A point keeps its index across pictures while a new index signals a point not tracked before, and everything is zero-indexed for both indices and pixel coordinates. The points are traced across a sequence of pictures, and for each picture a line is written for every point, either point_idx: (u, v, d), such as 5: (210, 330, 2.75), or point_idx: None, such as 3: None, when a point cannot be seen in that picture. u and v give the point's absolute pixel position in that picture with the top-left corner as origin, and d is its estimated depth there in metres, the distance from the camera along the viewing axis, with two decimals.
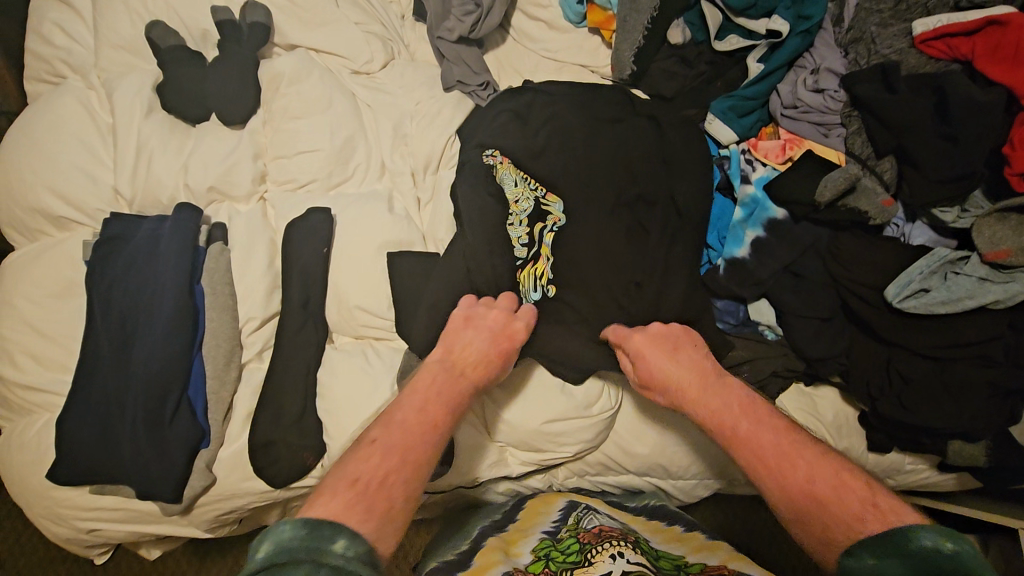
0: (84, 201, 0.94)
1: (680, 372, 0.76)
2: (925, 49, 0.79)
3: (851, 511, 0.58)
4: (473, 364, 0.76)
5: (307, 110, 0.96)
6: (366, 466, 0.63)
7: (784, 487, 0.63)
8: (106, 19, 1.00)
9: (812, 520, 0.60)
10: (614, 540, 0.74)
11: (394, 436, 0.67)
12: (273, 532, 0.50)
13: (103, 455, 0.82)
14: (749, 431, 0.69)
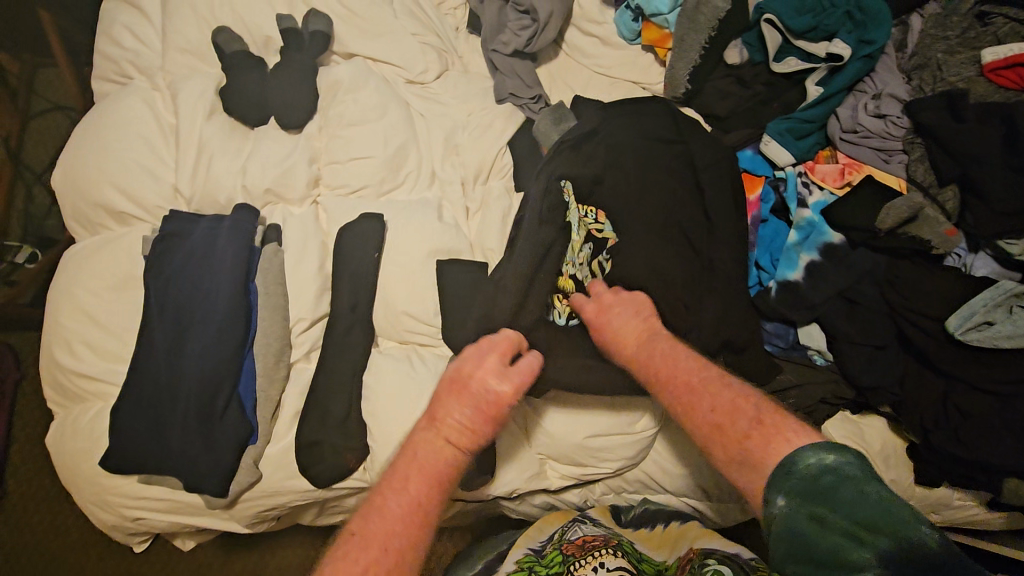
0: (146, 198, 0.97)
1: (618, 318, 0.77)
2: (993, 78, 0.78)
3: (739, 429, 0.59)
4: (458, 430, 0.68)
5: (362, 118, 0.98)
6: (346, 565, 0.56)
7: (693, 421, 0.64)
8: (174, 22, 1.04)
9: (715, 447, 0.61)
10: (598, 549, 0.79)
11: (385, 526, 0.60)
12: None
13: (154, 446, 0.84)
14: (675, 375, 0.69)
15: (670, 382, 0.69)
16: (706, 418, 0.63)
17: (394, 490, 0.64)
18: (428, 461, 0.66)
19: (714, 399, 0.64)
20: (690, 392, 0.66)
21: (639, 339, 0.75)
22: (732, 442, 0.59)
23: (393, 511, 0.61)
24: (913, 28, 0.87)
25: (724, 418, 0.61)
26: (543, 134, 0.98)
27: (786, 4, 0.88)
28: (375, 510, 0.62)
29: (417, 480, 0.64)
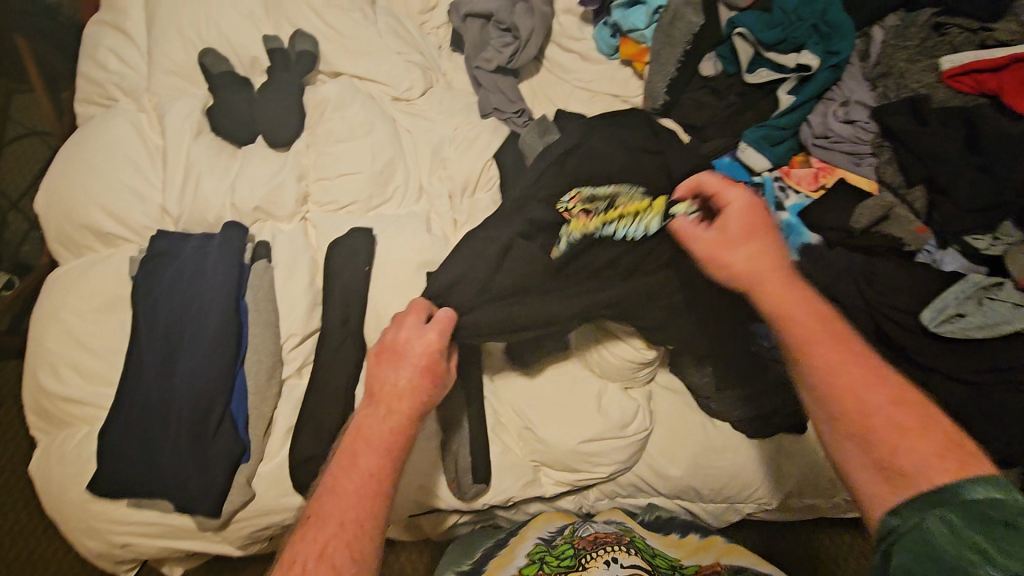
0: (133, 218, 0.96)
1: (738, 245, 0.67)
2: (953, 84, 0.83)
3: (926, 442, 0.51)
4: (400, 396, 0.67)
5: (350, 134, 0.99)
6: (304, 546, 0.56)
7: (848, 410, 0.55)
8: (159, 45, 1.04)
9: (881, 447, 0.52)
10: (611, 545, 0.82)
11: (339, 504, 0.59)
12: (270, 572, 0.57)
13: (144, 468, 0.83)
14: (796, 319, 0.61)
15: (789, 320, 0.61)
16: (835, 387, 0.56)
17: (346, 466, 0.62)
18: (374, 431, 0.64)
19: (853, 370, 0.56)
20: (817, 348, 0.58)
21: (761, 273, 0.65)
22: (863, 424, 0.54)
23: (347, 488, 0.60)
24: (875, 39, 0.91)
25: (861, 401, 0.54)
26: (528, 146, 0.99)
27: (755, 19, 0.92)
28: (330, 489, 0.60)
29: (369, 452, 0.63)
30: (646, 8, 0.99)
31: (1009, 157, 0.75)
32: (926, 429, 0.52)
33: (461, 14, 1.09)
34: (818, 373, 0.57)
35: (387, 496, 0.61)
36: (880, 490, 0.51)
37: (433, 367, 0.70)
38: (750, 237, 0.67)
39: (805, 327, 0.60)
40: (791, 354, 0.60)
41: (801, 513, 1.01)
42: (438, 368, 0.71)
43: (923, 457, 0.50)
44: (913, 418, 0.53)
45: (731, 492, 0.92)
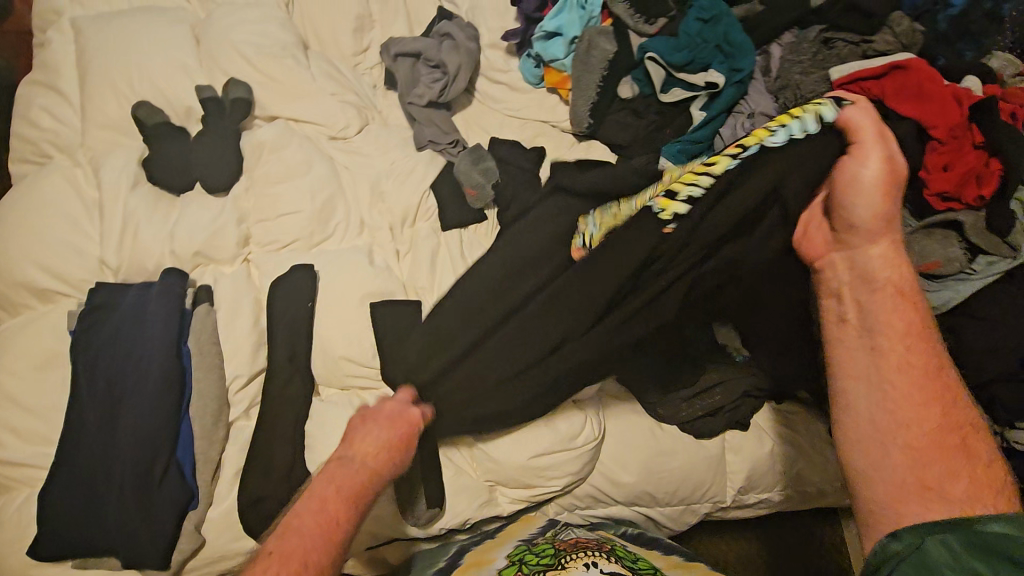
0: (71, 272, 0.96)
1: (890, 188, 0.68)
2: (843, 91, 0.90)
3: (959, 463, 0.58)
4: (372, 453, 0.74)
5: (288, 175, 1.01)
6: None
7: (899, 416, 0.62)
8: (92, 100, 1.06)
9: (923, 455, 0.59)
10: (589, 551, 0.78)
11: (300, 537, 0.66)
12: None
13: (87, 526, 0.80)
14: (905, 308, 0.66)
15: (889, 308, 0.66)
16: (913, 391, 0.62)
17: (312, 504, 0.69)
18: (345, 475, 0.71)
19: (930, 383, 0.63)
20: (918, 354, 0.64)
21: (886, 232, 0.69)
22: (912, 431, 0.61)
23: (312, 524, 0.67)
24: (773, 55, 0.99)
25: (927, 416, 0.61)
26: (465, 174, 1.03)
27: (664, 44, 0.99)
28: (292, 526, 0.67)
29: (336, 493, 0.70)
30: (564, 38, 1.06)
31: (898, 154, 0.83)
32: (976, 454, 0.59)
33: (392, 54, 1.14)
34: (896, 375, 0.63)
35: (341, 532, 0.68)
36: (907, 500, 0.58)
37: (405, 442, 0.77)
38: (888, 179, 0.68)
39: (903, 323, 0.65)
40: (885, 341, 0.65)
41: (761, 510, 1.03)
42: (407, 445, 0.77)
43: (958, 480, 0.57)
44: (973, 441, 0.60)
45: (685, 493, 0.95)
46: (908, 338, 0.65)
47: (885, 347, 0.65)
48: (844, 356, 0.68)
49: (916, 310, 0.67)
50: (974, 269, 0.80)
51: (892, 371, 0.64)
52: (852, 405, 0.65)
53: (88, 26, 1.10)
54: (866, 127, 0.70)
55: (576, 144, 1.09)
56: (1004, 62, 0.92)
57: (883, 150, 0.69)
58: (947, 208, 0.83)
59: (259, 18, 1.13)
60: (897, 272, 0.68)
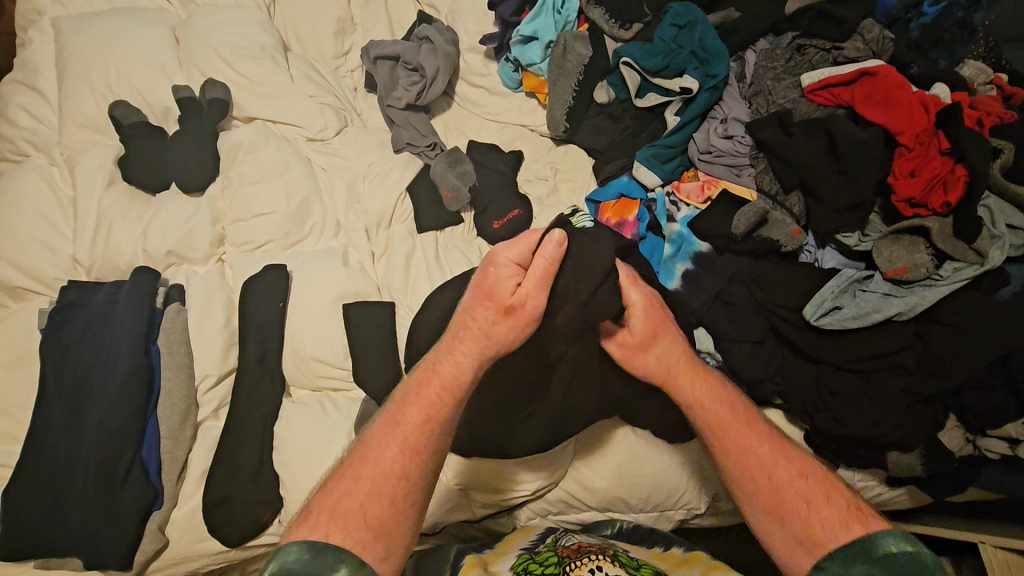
0: (43, 270, 0.96)
1: (632, 358, 0.76)
2: (814, 98, 0.91)
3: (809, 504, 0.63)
4: (473, 335, 0.66)
5: (263, 175, 1.01)
6: (339, 493, 0.60)
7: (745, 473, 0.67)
8: (70, 99, 1.06)
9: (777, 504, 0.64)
10: (593, 555, 0.75)
11: (371, 465, 0.62)
12: (280, 552, 0.54)
13: (47, 526, 0.80)
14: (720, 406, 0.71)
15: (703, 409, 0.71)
16: (752, 468, 0.67)
17: (388, 421, 0.65)
18: (428, 383, 0.66)
19: (768, 456, 0.67)
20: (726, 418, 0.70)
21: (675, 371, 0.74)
22: (766, 498, 0.65)
23: (381, 456, 0.62)
24: (749, 62, 1.00)
25: (773, 482, 0.66)
26: (439, 177, 1.03)
27: (638, 50, 1.00)
28: (369, 443, 0.64)
29: (416, 407, 0.64)
30: (540, 43, 1.07)
31: (864, 163, 0.83)
32: (820, 499, 0.63)
33: (372, 57, 1.14)
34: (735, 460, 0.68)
35: (425, 444, 0.63)
36: (793, 555, 0.62)
37: (514, 308, 0.65)
38: (629, 353, 0.76)
39: (720, 416, 0.70)
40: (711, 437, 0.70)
41: (738, 518, 1.02)
42: (525, 313, 0.66)
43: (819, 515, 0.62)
44: (812, 486, 0.65)
45: (659, 500, 0.93)
46: (727, 428, 0.69)
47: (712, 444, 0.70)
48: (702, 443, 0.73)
49: (725, 400, 0.72)
50: (941, 275, 0.81)
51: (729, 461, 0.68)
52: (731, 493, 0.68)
53: (67, 25, 1.10)
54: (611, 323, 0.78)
55: (554, 148, 1.10)
56: (977, 70, 0.92)
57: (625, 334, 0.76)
58: (915, 214, 0.83)
59: (239, 20, 1.13)
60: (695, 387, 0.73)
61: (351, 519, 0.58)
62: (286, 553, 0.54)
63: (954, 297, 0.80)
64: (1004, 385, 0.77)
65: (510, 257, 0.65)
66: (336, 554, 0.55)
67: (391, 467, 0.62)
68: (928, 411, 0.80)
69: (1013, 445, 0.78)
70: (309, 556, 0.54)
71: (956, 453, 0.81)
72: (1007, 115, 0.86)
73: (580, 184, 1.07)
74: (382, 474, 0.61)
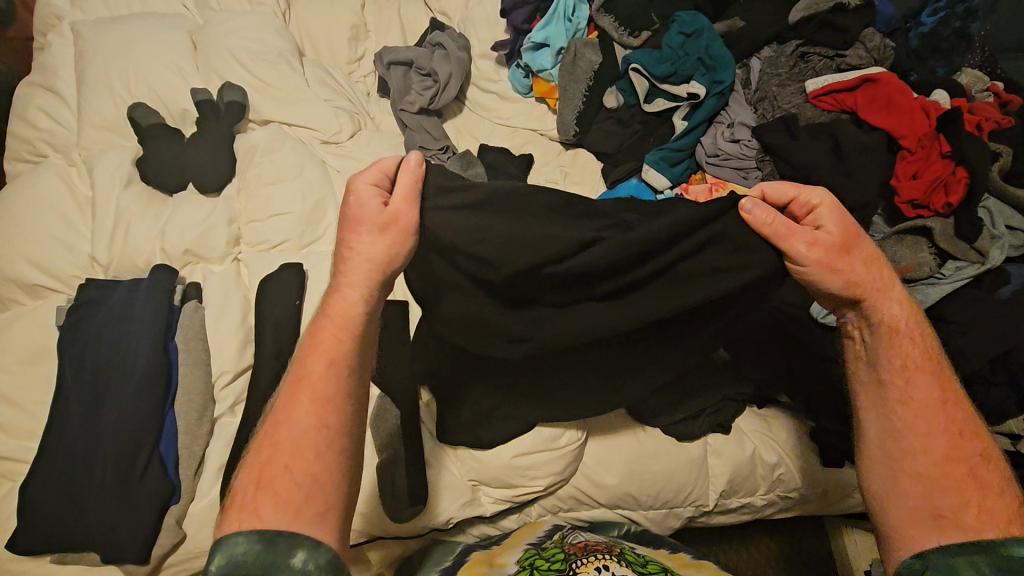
0: (61, 268, 0.97)
1: (829, 266, 0.63)
2: (818, 103, 0.94)
3: (955, 484, 0.59)
4: (356, 268, 0.65)
5: (280, 176, 1.03)
6: (260, 463, 0.59)
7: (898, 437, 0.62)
8: (90, 101, 1.08)
9: (926, 477, 0.60)
10: (599, 554, 0.77)
11: (285, 433, 0.60)
12: (226, 544, 0.55)
13: (65, 522, 0.80)
14: (906, 340, 0.64)
15: (893, 343, 0.64)
16: (916, 427, 0.61)
17: (290, 384, 0.62)
18: (325, 328, 0.64)
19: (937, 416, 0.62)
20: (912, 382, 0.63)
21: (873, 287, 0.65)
22: (910, 466, 0.61)
23: (297, 417, 0.60)
24: (754, 68, 1.04)
25: (933, 452, 0.60)
26: None
27: (647, 56, 1.03)
28: (281, 405, 0.62)
29: (320, 359, 0.63)
30: (551, 50, 1.11)
31: (867, 166, 0.87)
32: (969, 493, 0.58)
33: (385, 62, 1.17)
34: (907, 413, 0.62)
35: (344, 388, 0.62)
36: (918, 527, 0.59)
37: (390, 221, 0.64)
38: (828, 263, 0.63)
39: (895, 364, 0.63)
40: (890, 377, 0.64)
41: (748, 516, 1.03)
42: (400, 226, 0.65)
43: (959, 502, 0.58)
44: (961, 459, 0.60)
45: (668, 496, 0.94)
46: (910, 370, 0.63)
47: (886, 380, 0.64)
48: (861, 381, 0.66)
49: (921, 343, 0.64)
50: (943, 273, 0.84)
51: (897, 410, 0.63)
52: (867, 447, 0.65)
53: (88, 29, 1.13)
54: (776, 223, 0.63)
55: (563, 152, 1.13)
56: (974, 77, 0.97)
57: (814, 235, 0.63)
58: (917, 215, 0.86)
59: (256, 26, 1.16)
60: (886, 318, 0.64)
61: (278, 485, 0.57)
62: (234, 545, 0.54)
63: (956, 296, 0.83)
64: (1006, 381, 0.78)
65: (367, 181, 0.65)
66: (287, 542, 0.55)
67: (307, 424, 0.60)
68: None
69: (1016, 441, 0.81)
70: (261, 546, 0.54)
71: None
72: (1004, 121, 0.89)
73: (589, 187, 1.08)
74: (302, 435, 0.59)
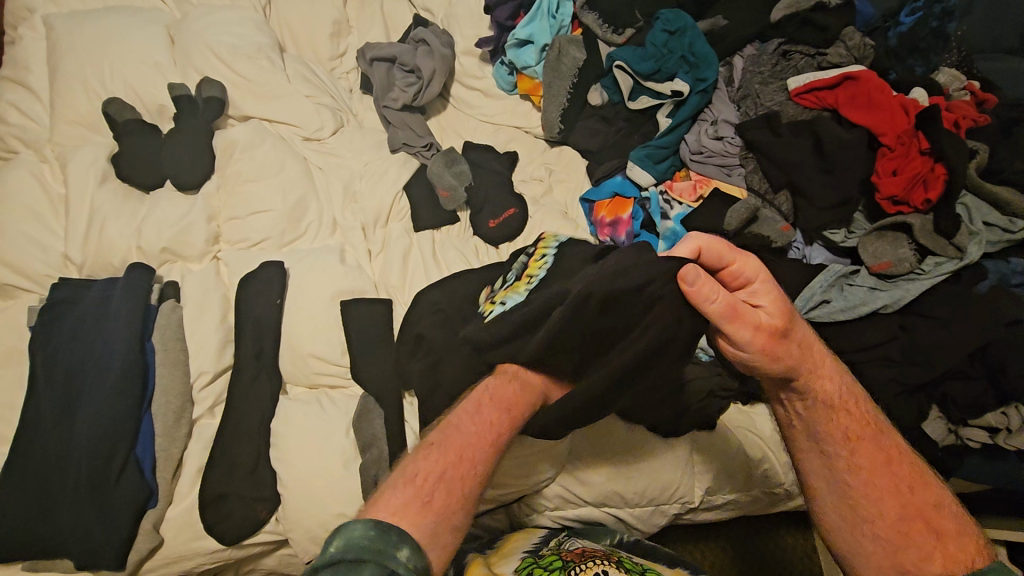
0: (33, 267, 0.95)
1: (772, 347, 0.64)
2: (800, 101, 0.95)
3: (914, 534, 0.59)
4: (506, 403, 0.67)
5: (260, 174, 1.01)
6: (425, 462, 0.61)
7: (850, 500, 0.62)
8: (63, 96, 1.06)
9: (886, 534, 0.60)
10: (598, 560, 0.76)
11: (460, 438, 0.63)
12: (343, 530, 0.51)
13: (36, 529, 0.77)
14: (844, 414, 0.65)
15: (828, 417, 0.65)
16: (865, 492, 0.62)
17: (474, 415, 0.65)
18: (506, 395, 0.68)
19: (885, 476, 0.62)
20: (854, 439, 0.64)
21: (805, 360, 0.66)
22: (868, 527, 0.61)
23: (476, 436, 0.63)
24: (736, 67, 1.05)
25: (889, 512, 0.60)
26: (436, 175, 1.04)
27: (631, 53, 1.03)
28: (455, 425, 0.65)
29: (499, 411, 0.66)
30: (535, 46, 1.10)
31: (847, 163, 0.88)
32: (929, 537, 0.58)
33: (368, 58, 1.16)
34: (852, 480, 0.62)
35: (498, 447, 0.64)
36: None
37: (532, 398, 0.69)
38: (771, 343, 0.64)
39: (830, 429, 0.64)
40: (834, 445, 0.64)
41: (732, 513, 1.03)
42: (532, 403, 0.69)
43: (926, 552, 0.57)
44: (915, 505, 0.60)
45: (655, 493, 0.93)
46: (851, 442, 0.63)
47: (830, 453, 0.64)
48: (806, 459, 0.67)
49: (857, 410, 0.65)
50: (924, 269, 0.85)
51: (845, 478, 0.63)
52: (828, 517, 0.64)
53: (61, 22, 1.10)
54: (713, 293, 0.62)
55: (548, 149, 1.13)
56: (951, 77, 0.98)
57: (756, 316, 0.63)
58: (897, 211, 0.87)
59: (236, 20, 1.14)
60: (823, 388, 0.66)
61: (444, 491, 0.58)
62: (351, 530, 0.51)
63: (935, 291, 0.84)
64: (984, 376, 0.80)
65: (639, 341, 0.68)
66: (398, 536, 0.52)
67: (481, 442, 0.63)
68: (914, 404, 0.83)
69: (993, 434, 0.80)
70: (375, 532, 0.51)
71: (938, 442, 0.83)
72: (980, 119, 0.91)
73: (574, 184, 1.10)
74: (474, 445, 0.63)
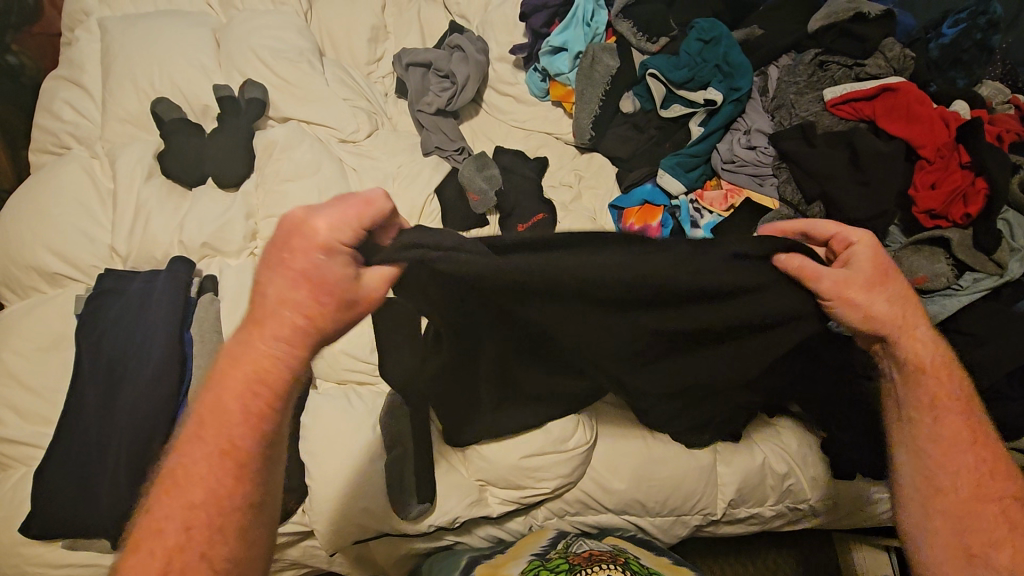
0: (80, 258, 0.99)
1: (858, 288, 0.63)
2: (836, 111, 0.94)
3: (986, 517, 0.59)
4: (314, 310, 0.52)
5: (297, 173, 1.04)
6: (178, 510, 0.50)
7: (925, 469, 0.62)
8: (115, 95, 1.11)
9: (955, 510, 0.60)
10: (604, 565, 0.75)
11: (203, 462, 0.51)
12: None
13: (75, 509, 0.81)
14: (938, 380, 0.64)
15: (917, 383, 0.64)
16: (943, 467, 0.61)
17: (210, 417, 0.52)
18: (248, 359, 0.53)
19: (966, 456, 0.61)
20: (943, 411, 0.63)
21: (903, 321, 0.64)
22: (941, 500, 0.61)
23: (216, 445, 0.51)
24: (772, 76, 1.04)
25: (961, 491, 0.60)
26: (467, 179, 1.05)
27: (665, 63, 1.05)
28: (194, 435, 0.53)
29: (239, 375, 0.53)
30: (570, 53, 1.11)
31: (883, 175, 0.87)
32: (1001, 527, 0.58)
33: (404, 63, 1.19)
34: (933, 451, 0.62)
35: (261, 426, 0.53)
36: (950, 564, 0.58)
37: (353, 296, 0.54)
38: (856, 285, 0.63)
39: (917, 396, 0.64)
40: (918, 413, 0.64)
41: (753, 528, 1.02)
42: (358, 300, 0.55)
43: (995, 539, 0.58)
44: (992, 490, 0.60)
45: (676, 503, 0.92)
46: (938, 410, 0.63)
47: (914, 420, 0.64)
48: (889, 424, 0.67)
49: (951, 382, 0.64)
50: (961, 284, 0.83)
51: (924, 448, 0.63)
52: (898, 483, 0.64)
53: (114, 25, 1.16)
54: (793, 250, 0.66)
55: (579, 156, 1.14)
56: (994, 90, 0.97)
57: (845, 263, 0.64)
58: (935, 225, 0.85)
59: (278, 24, 1.18)
60: (920, 354, 0.64)
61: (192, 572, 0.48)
62: None
63: (974, 307, 0.82)
64: None
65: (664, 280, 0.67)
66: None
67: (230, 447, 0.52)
68: None
69: None
70: None
71: None
72: None
73: (603, 191, 1.10)
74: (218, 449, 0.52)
